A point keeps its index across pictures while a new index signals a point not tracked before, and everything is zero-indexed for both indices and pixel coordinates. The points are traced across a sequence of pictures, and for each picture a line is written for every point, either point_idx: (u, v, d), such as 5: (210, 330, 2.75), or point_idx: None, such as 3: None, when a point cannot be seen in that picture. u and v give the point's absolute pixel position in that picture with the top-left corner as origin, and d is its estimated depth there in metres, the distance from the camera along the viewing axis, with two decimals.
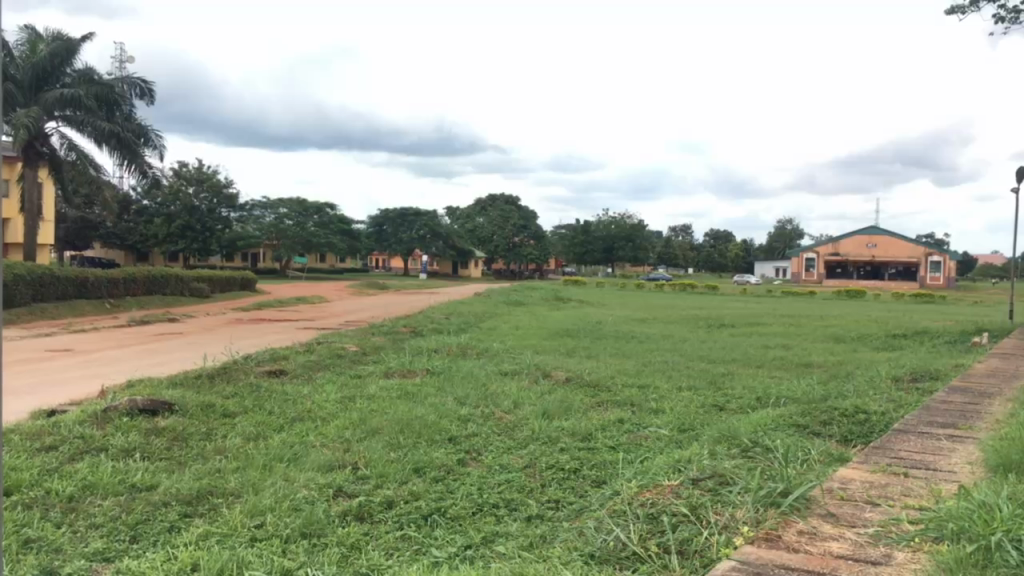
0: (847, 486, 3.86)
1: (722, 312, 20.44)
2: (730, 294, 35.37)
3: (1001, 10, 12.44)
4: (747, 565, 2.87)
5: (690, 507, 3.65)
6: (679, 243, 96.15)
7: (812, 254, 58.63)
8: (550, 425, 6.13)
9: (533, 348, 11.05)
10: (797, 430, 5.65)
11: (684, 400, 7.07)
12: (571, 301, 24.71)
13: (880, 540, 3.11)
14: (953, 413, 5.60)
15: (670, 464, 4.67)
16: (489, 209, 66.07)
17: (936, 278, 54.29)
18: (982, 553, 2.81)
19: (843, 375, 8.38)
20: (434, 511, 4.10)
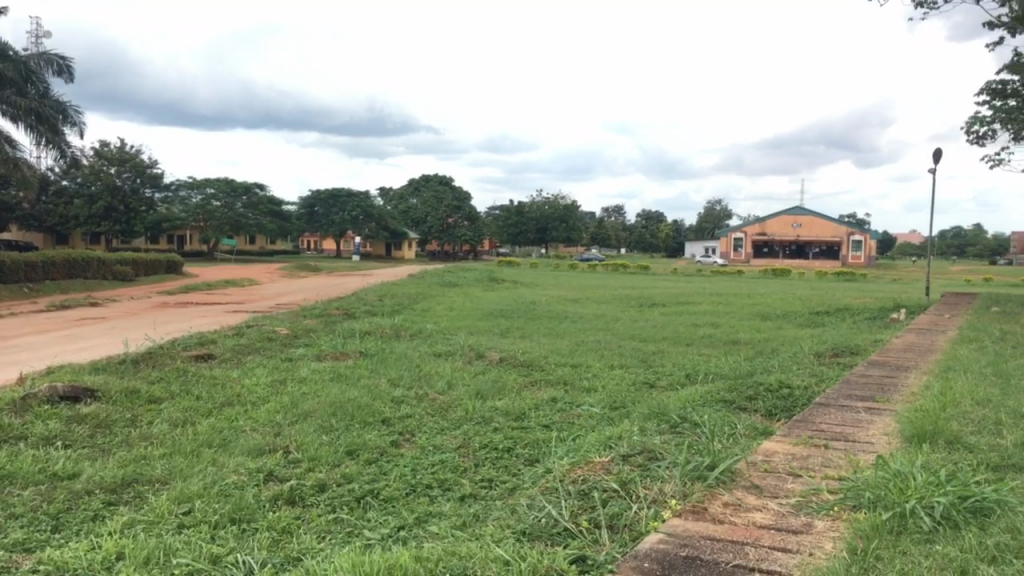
0: (770, 459, 3.97)
1: (653, 292, 20.77)
2: (663, 274, 35.89)
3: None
4: (675, 538, 2.95)
5: (620, 482, 3.72)
6: (612, 223, 96.91)
7: (740, 234, 59.84)
8: (484, 405, 6.15)
9: (467, 329, 11.05)
10: (724, 405, 5.80)
11: (617, 377, 7.19)
12: (506, 282, 24.74)
13: (801, 510, 3.21)
14: (872, 386, 5.81)
15: (601, 441, 4.73)
16: (423, 190, 65.93)
17: (857, 257, 56.03)
18: (898, 520, 2.94)
19: (769, 351, 8.61)
20: (367, 493, 4.09)
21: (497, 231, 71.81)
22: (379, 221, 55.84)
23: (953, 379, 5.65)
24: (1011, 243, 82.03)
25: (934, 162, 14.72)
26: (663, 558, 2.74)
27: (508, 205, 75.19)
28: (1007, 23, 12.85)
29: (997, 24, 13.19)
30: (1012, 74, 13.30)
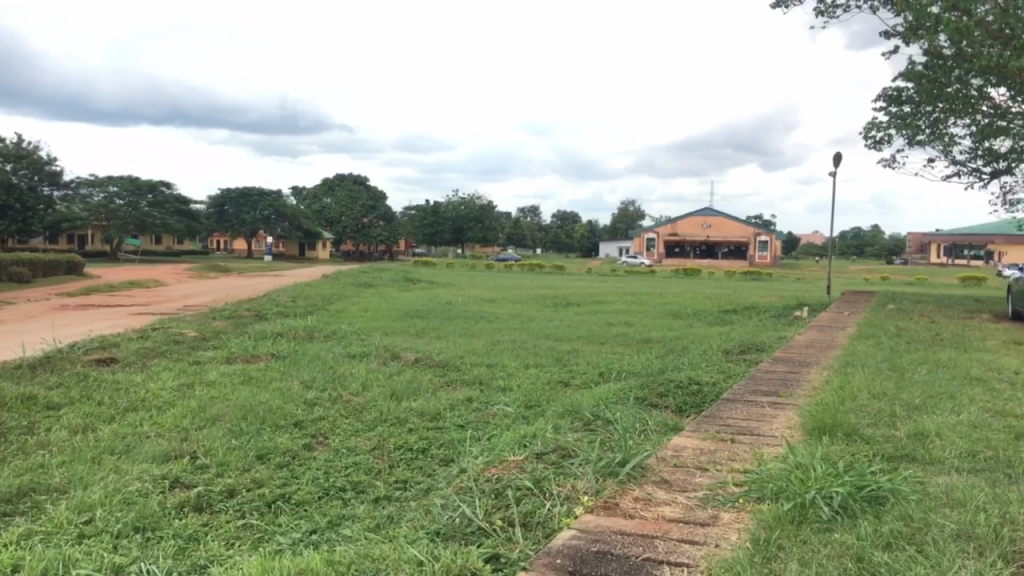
0: (680, 454, 4.07)
1: (567, 292, 21.00)
2: (578, 274, 36.32)
3: (821, 5, 13.34)
4: (587, 534, 2.99)
5: (534, 480, 3.75)
6: (528, 223, 97.46)
7: (653, 234, 61.04)
8: (399, 406, 6.12)
9: (382, 329, 10.96)
10: (636, 402, 5.91)
11: (532, 377, 7.24)
12: (421, 282, 24.58)
13: (708, 503, 3.30)
14: (777, 381, 6.01)
15: (516, 440, 4.76)
16: (338, 190, 65.13)
17: (764, 257, 57.75)
18: (799, 510, 3.05)
19: (679, 348, 8.81)
20: (278, 498, 4.02)
21: (414, 231, 71.46)
22: (292, 221, 54.86)
23: (851, 374, 5.89)
24: (906, 244, 85.92)
25: (834, 165, 15.29)
26: (575, 554, 2.78)
27: (423, 205, 74.91)
28: (901, 32, 13.45)
29: (892, 33, 13.78)
30: (906, 81, 13.93)
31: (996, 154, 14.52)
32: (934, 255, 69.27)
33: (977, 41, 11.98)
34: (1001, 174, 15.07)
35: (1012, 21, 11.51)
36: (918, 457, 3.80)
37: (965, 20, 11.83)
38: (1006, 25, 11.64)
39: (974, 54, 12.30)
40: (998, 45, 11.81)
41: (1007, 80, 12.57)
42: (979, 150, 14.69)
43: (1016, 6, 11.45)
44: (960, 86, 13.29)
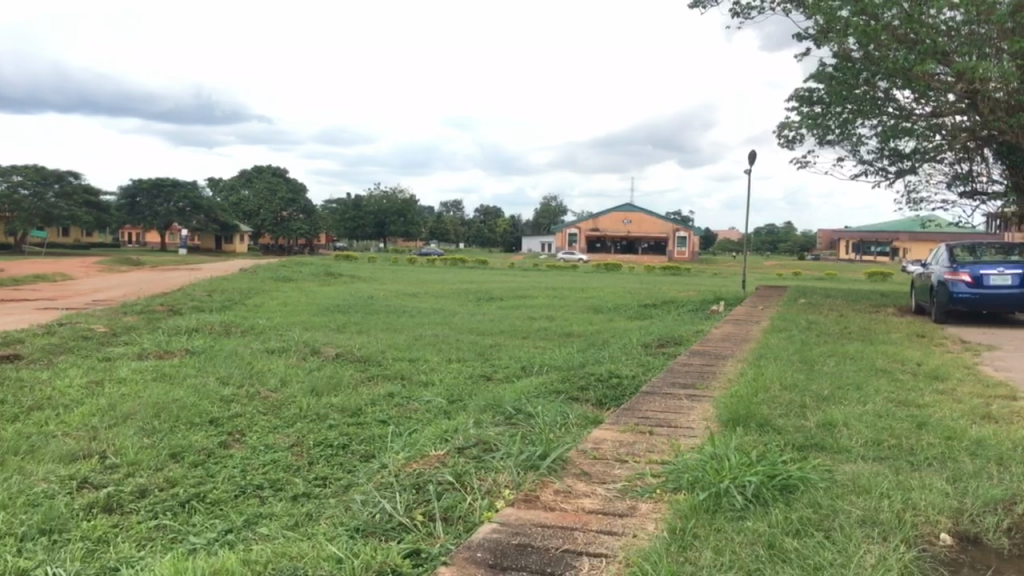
0: (600, 446, 4.12)
1: (488, 286, 20.99)
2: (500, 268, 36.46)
3: (736, 6, 13.69)
4: (508, 526, 3.01)
5: (455, 475, 3.75)
6: (450, 217, 97.17)
7: (574, 229, 61.60)
8: (319, 402, 6.03)
9: (301, 324, 10.78)
10: (557, 395, 5.96)
11: (454, 371, 7.23)
12: (341, 276, 24.26)
13: (627, 494, 3.35)
14: (694, 374, 6.15)
15: (438, 434, 4.75)
16: (256, 182, 63.83)
17: (682, 253, 58.91)
18: (714, 499, 3.13)
19: (600, 342, 8.93)
20: (193, 497, 3.92)
21: (334, 225, 70.55)
22: (209, 213, 53.53)
23: (764, 366, 6.07)
24: (817, 241, 88.81)
25: (749, 163, 15.67)
26: (495, 548, 2.79)
27: (345, 198, 74.00)
28: (813, 35, 13.87)
29: (803, 35, 14.21)
30: (817, 82, 14.37)
31: (900, 154, 15.12)
32: (843, 251, 71.81)
33: (884, 44, 12.44)
34: (905, 174, 15.72)
35: (916, 26, 11.99)
36: (827, 446, 3.94)
37: (872, 25, 12.28)
38: (911, 30, 12.12)
39: (881, 57, 12.78)
40: (904, 49, 12.29)
41: (912, 83, 13.09)
42: (885, 150, 15.28)
43: (920, 12, 11.92)
44: (868, 88, 13.79)
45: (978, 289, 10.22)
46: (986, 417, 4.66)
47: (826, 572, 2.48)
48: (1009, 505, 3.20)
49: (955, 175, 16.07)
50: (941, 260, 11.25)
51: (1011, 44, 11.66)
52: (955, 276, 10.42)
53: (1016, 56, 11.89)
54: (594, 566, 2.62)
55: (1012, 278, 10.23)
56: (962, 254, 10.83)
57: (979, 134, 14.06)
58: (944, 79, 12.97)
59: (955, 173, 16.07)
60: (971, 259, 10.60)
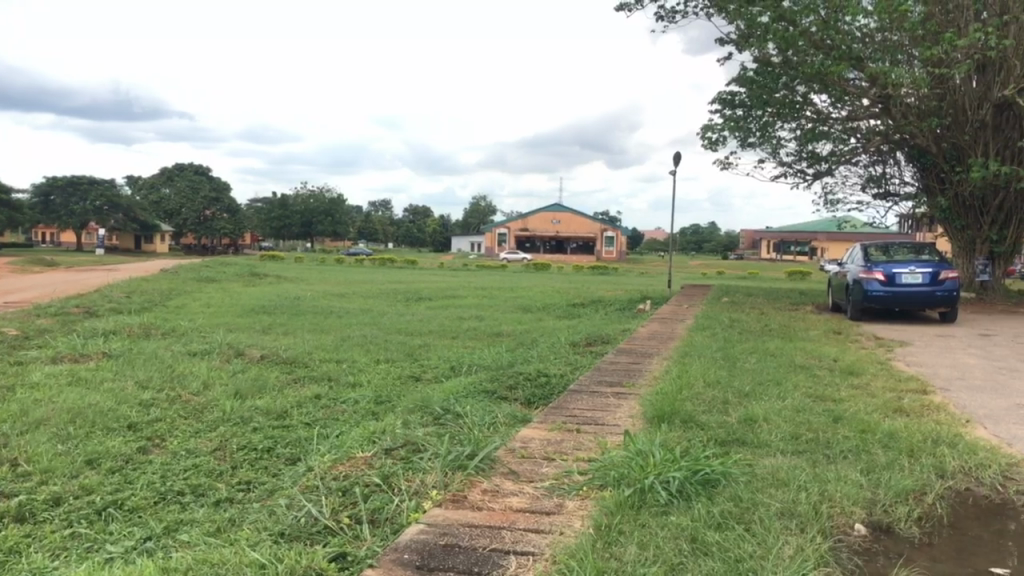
0: (527, 445, 4.14)
1: (417, 286, 20.87)
2: (429, 268, 36.28)
3: (661, 11, 13.93)
4: (435, 527, 3.00)
5: (382, 476, 3.72)
6: (379, 216, 96.27)
7: (504, 230, 61.60)
8: (244, 405, 5.91)
9: (225, 326, 10.55)
10: (486, 395, 5.97)
11: (382, 372, 7.17)
12: (267, 277, 23.80)
13: (554, 492, 3.38)
14: (621, 372, 6.23)
15: (365, 436, 4.70)
16: (177, 180, 62.20)
17: (610, 253, 59.55)
18: (639, 495, 3.17)
19: (529, 341, 8.96)
20: (110, 505, 3.80)
21: (260, 224, 69.22)
22: (127, 213, 51.94)
23: (688, 364, 6.18)
24: (740, 241, 90.84)
25: (674, 164, 15.93)
26: (423, 549, 2.78)
27: (270, 198, 72.69)
28: (734, 39, 14.18)
29: (726, 40, 14.54)
30: (739, 86, 14.70)
31: (818, 157, 15.59)
32: (765, 251, 73.63)
33: (801, 50, 12.81)
34: (823, 176, 16.20)
35: (833, 33, 12.38)
36: (748, 441, 4.03)
37: (791, 30, 12.63)
38: (827, 37, 12.50)
39: (799, 62, 13.16)
40: (821, 55, 12.67)
41: (828, 88, 13.52)
42: (803, 152, 15.72)
43: (836, 19, 12.31)
44: (787, 92, 14.18)
45: (891, 287, 10.61)
46: (898, 410, 4.84)
47: (747, 563, 2.55)
48: (919, 496, 3.34)
49: (869, 178, 16.64)
50: (856, 259, 11.63)
51: (920, 51, 12.14)
52: (869, 275, 10.79)
53: (926, 64, 12.44)
54: (522, 564, 2.63)
55: (923, 277, 10.64)
56: (875, 254, 11.22)
57: (892, 138, 14.61)
58: (858, 85, 13.53)
59: (869, 175, 16.64)
60: (884, 258, 10.99)
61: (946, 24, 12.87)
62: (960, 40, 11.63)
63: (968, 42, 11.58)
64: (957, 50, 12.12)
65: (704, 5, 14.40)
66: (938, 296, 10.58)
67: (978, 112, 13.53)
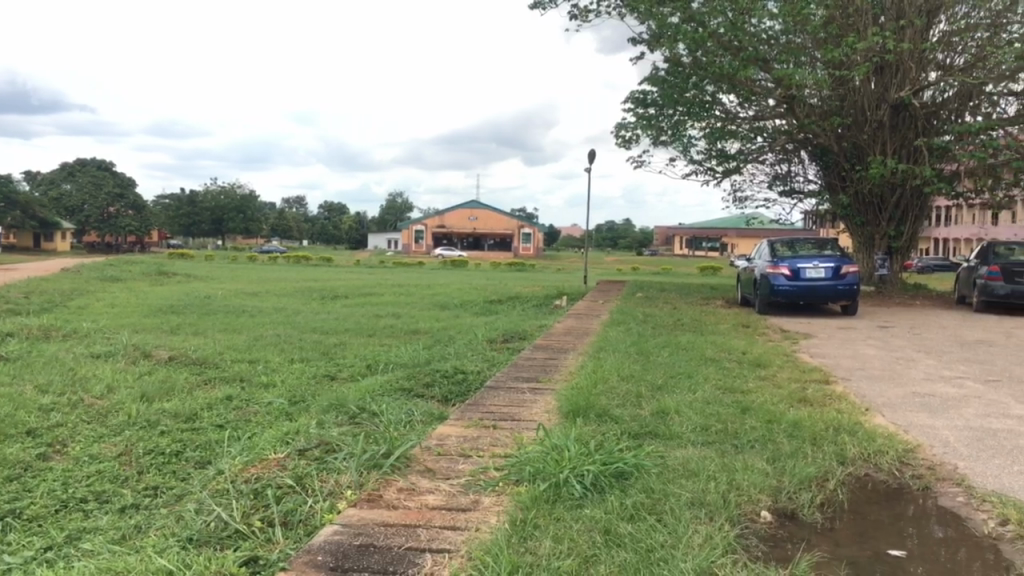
0: (444, 442, 4.13)
1: (333, 283, 20.56)
2: (344, 266, 35.88)
3: (575, 10, 14.08)
4: (350, 528, 2.96)
5: (296, 478, 3.65)
6: (292, 214, 94.51)
7: (421, 227, 61.17)
8: (151, 408, 5.73)
9: (131, 327, 10.21)
10: (403, 393, 5.92)
11: (297, 372, 7.05)
12: (175, 275, 23.09)
13: (470, 488, 3.38)
14: (537, 368, 6.29)
15: (278, 437, 4.61)
16: (79, 176, 59.81)
17: (528, 249, 59.89)
18: (554, 488, 3.20)
19: (446, 339, 8.93)
20: (7, 515, 3.63)
21: (168, 221, 67.12)
22: (26, 210, 49.74)
23: (603, 359, 6.26)
24: (654, 237, 92.55)
25: (589, 162, 16.12)
26: (337, 550, 2.74)
27: (178, 195, 70.54)
28: (645, 39, 14.43)
29: (638, 40, 14.78)
30: (651, 85, 14.95)
31: (727, 155, 16.00)
32: (677, 247, 75.17)
33: (710, 50, 13.11)
34: (731, 173, 16.63)
35: (739, 34, 12.71)
36: (660, 434, 4.11)
37: (699, 31, 12.92)
38: (734, 38, 12.85)
39: (708, 63, 13.47)
40: (728, 56, 13.00)
41: (737, 88, 13.87)
42: (713, 151, 16.10)
43: (742, 20, 12.65)
44: (697, 92, 14.49)
45: (795, 282, 10.97)
46: (802, 400, 5.01)
47: (658, 553, 2.60)
48: (822, 482, 3.47)
49: (775, 176, 17.18)
50: (764, 255, 11.97)
51: (822, 53, 12.59)
52: (775, 270, 11.13)
53: (827, 66, 12.91)
54: (438, 562, 2.62)
55: (825, 271, 11.03)
56: (781, 250, 11.55)
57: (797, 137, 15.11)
58: (764, 85, 13.91)
59: (774, 173, 17.17)
60: (789, 254, 11.35)
61: (846, 27, 13.36)
62: (859, 44, 12.12)
63: (867, 46, 12.07)
64: (856, 52, 12.62)
65: (616, 5, 14.61)
66: (839, 290, 11.00)
67: (877, 112, 14.11)
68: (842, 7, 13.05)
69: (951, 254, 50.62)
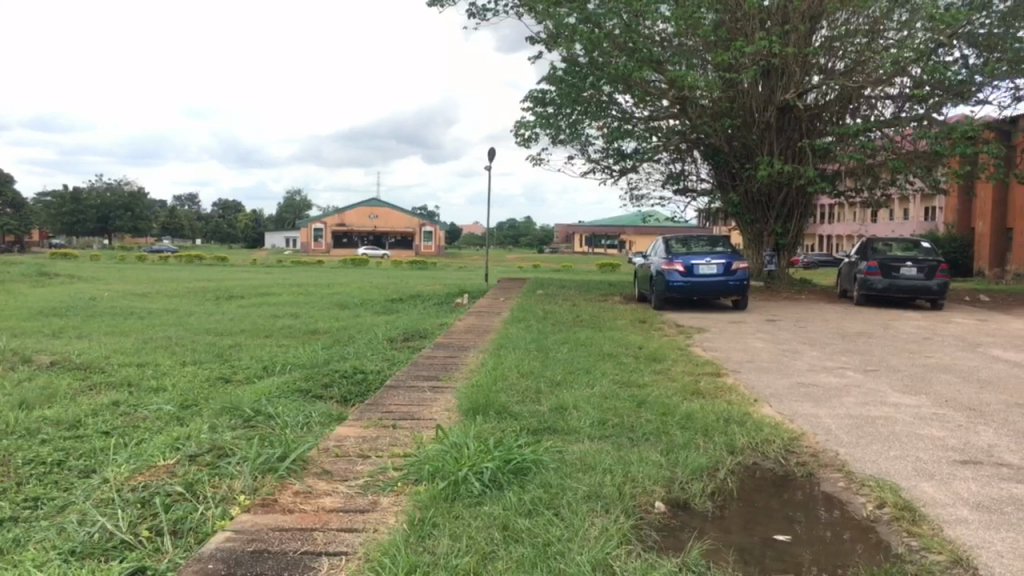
0: (342, 443, 4.08)
1: (228, 283, 19.93)
2: (241, 265, 34.93)
3: (473, 8, 14.09)
4: (243, 533, 2.89)
5: (186, 485, 3.53)
6: (185, 213, 91.43)
7: (320, 224, 59.67)
8: (30, 416, 5.44)
9: (9, 330, 9.68)
10: (300, 395, 5.80)
11: (188, 375, 6.83)
12: (56, 277, 21.95)
13: (367, 489, 3.33)
14: (437, 366, 6.28)
15: (168, 443, 4.45)
16: None
17: (429, 248, 59.66)
18: (454, 487, 3.19)
19: (345, 339, 8.80)
20: None
21: (49, 219, 63.89)
22: None
23: (503, 356, 6.30)
24: (555, 236, 93.59)
25: (489, 161, 16.16)
26: (229, 557, 2.67)
27: (60, 193, 67.22)
28: (543, 39, 14.56)
29: (536, 39, 14.91)
30: (549, 84, 15.09)
31: (623, 154, 16.31)
32: (577, 245, 76.25)
33: (606, 51, 13.33)
34: (628, 172, 16.95)
35: (634, 36, 12.97)
36: (559, 429, 4.16)
37: (596, 32, 13.15)
38: (629, 39, 13.10)
39: (604, 64, 13.70)
40: (624, 57, 13.25)
41: (632, 88, 14.15)
42: (610, 150, 16.38)
43: (637, 23, 12.91)
44: (594, 91, 14.72)
45: (690, 277, 11.27)
46: (695, 392, 5.16)
47: (554, 547, 2.63)
48: (713, 472, 3.57)
49: (670, 175, 17.61)
50: (660, 251, 12.25)
51: (713, 57, 12.97)
52: (670, 266, 11.41)
53: (718, 68, 13.31)
54: (334, 565, 2.59)
55: (717, 267, 11.39)
56: (676, 246, 11.85)
57: (689, 137, 15.53)
58: (658, 86, 14.23)
59: (669, 172, 17.59)
60: (684, 250, 11.65)
61: (735, 31, 13.80)
62: (747, 48, 12.56)
63: (754, 49, 12.50)
64: (745, 55, 13.07)
65: (514, 4, 14.70)
66: (730, 285, 11.39)
67: (764, 113, 14.64)
68: (730, 11, 13.48)
69: (834, 251, 52.98)
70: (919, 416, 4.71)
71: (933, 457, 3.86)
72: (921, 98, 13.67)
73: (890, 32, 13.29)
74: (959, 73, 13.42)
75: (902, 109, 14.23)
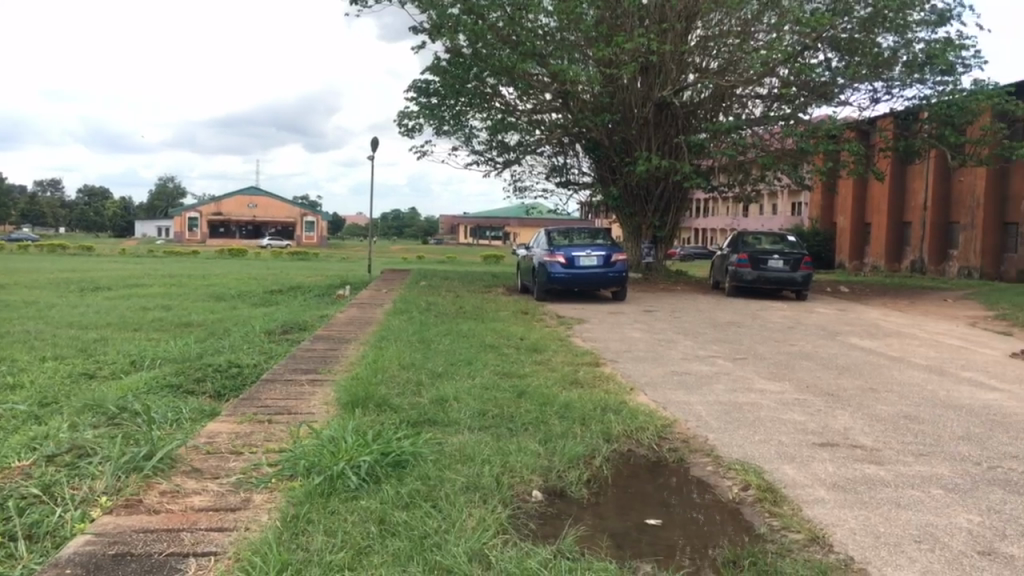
0: (214, 440, 3.93)
1: (95, 274, 18.89)
2: (106, 257, 33.22)
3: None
4: (105, 536, 2.74)
5: (42, 487, 3.33)
6: (47, 201, 86.35)
7: (195, 212, 57.37)
8: None
9: None
10: (171, 390, 5.57)
11: (49, 371, 6.45)
12: None
13: (240, 487, 3.23)
14: (315, 359, 6.14)
15: (23, 443, 4.18)
16: None
17: (311, 239, 58.50)
18: (329, 481, 3.12)
19: (221, 332, 8.50)
20: None
21: None
22: None
23: (384, 348, 6.23)
24: (439, 227, 93.43)
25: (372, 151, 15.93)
26: (88, 562, 2.53)
27: None
28: (427, 29, 14.45)
29: (420, 28, 14.78)
30: (433, 75, 15.01)
31: (507, 146, 16.39)
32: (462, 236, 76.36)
33: (490, 43, 13.38)
34: (511, 164, 17.04)
35: (517, 28, 13.04)
36: (439, 420, 4.14)
37: (479, 23, 13.19)
38: (513, 32, 13.18)
39: (487, 56, 13.70)
40: (508, 49, 13.37)
41: (516, 81, 14.23)
42: (494, 142, 16.43)
43: (521, 15, 12.98)
44: (478, 83, 14.74)
45: (571, 269, 11.44)
46: (574, 382, 5.26)
47: (430, 539, 2.62)
48: (589, 460, 3.64)
49: (553, 167, 17.80)
50: (542, 243, 12.39)
51: (594, 52, 13.17)
52: (552, 258, 11.55)
53: (598, 63, 13.49)
54: (202, 566, 2.49)
55: (597, 259, 11.62)
56: (558, 238, 11.99)
57: (572, 130, 15.74)
58: (541, 79, 14.35)
59: (552, 165, 17.79)
60: (565, 242, 11.82)
61: (614, 28, 13.83)
62: (626, 43, 12.81)
63: (633, 45, 12.75)
64: (624, 51, 13.33)
65: None
66: (610, 276, 11.63)
67: (643, 109, 15.04)
68: (610, 8, 13.50)
69: (708, 244, 54.97)
70: (782, 402, 4.94)
71: (793, 440, 4.05)
72: (788, 98, 14.32)
73: (760, 33, 13.81)
74: (822, 75, 14.15)
75: (771, 109, 14.77)
